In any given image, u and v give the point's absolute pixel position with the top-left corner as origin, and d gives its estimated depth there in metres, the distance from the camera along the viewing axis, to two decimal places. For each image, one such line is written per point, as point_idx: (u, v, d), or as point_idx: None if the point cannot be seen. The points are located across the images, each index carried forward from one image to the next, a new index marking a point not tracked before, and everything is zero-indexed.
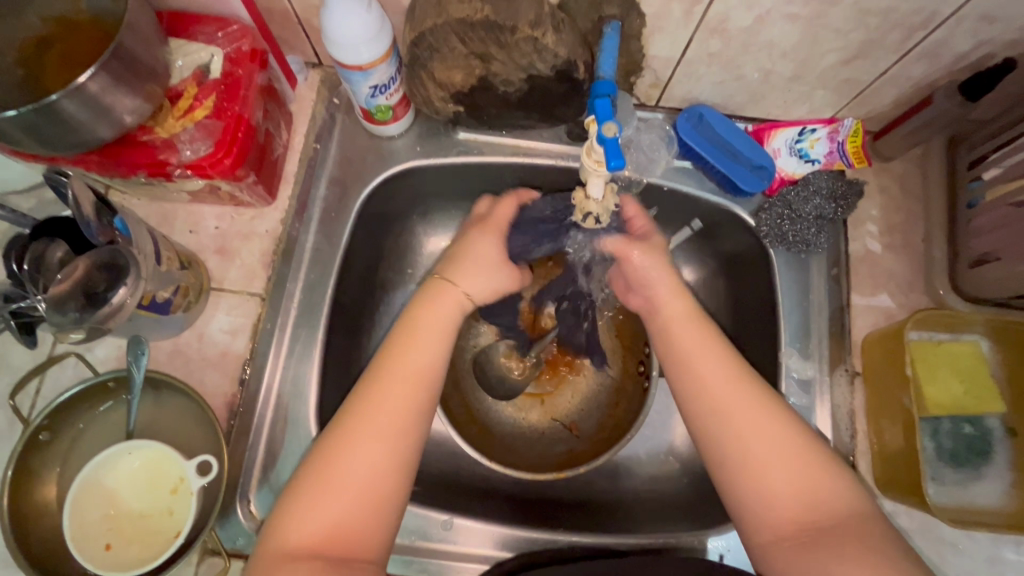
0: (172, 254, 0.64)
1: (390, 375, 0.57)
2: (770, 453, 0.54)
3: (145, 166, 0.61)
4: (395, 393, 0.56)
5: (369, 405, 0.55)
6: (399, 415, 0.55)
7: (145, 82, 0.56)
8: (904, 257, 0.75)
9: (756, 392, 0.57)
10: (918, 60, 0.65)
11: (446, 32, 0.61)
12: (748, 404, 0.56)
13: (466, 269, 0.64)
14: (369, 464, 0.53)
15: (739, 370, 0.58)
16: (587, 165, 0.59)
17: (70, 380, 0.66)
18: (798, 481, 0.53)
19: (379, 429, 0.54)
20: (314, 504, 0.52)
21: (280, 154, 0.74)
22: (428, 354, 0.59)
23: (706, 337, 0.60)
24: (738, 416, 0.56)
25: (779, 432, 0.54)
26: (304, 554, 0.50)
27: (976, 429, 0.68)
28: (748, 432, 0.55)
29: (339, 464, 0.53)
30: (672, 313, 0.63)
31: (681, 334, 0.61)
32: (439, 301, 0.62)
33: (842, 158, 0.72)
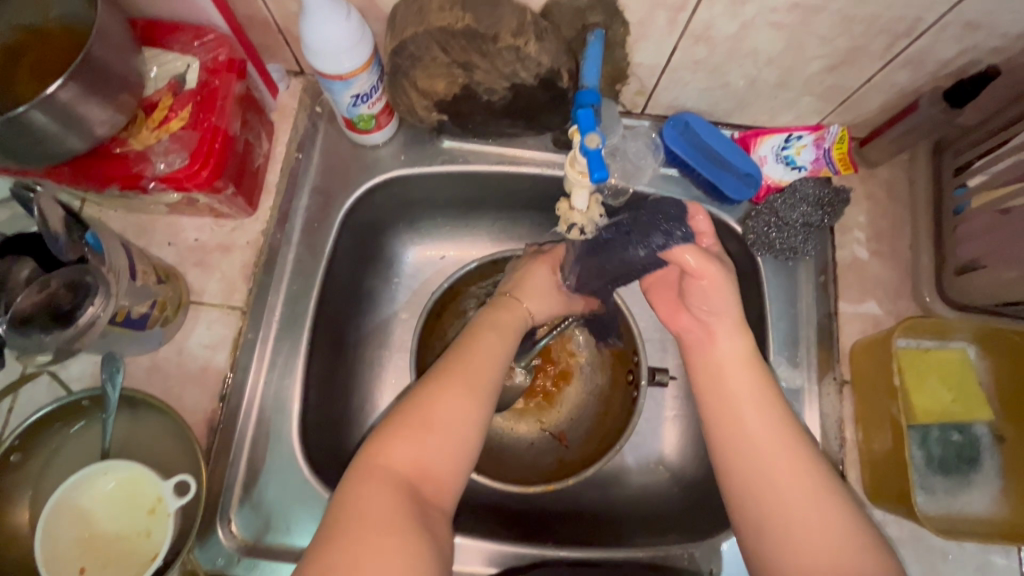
0: (148, 268, 0.63)
1: (477, 349, 0.60)
2: (793, 494, 0.53)
3: (118, 179, 0.59)
4: (483, 368, 0.59)
5: (467, 363, 0.59)
6: (487, 380, 0.58)
7: (117, 92, 0.55)
8: (891, 263, 0.75)
9: (785, 431, 0.57)
10: (902, 67, 0.65)
11: (427, 41, 0.60)
12: (777, 441, 0.56)
13: (532, 293, 0.71)
14: (461, 414, 0.56)
15: (779, 420, 0.58)
16: (571, 176, 0.62)
17: (44, 399, 0.64)
18: (817, 527, 0.51)
19: (474, 386, 0.57)
20: (412, 437, 0.53)
21: (261, 164, 0.73)
22: (501, 348, 0.62)
23: (741, 366, 0.60)
24: (774, 462, 0.55)
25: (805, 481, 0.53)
26: (395, 480, 0.51)
27: (964, 436, 0.68)
28: (775, 468, 0.54)
29: (439, 405, 0.55)
30: (724, 356, 0.61)
31: (725, 365, 0.60)
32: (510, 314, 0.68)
33: (829, 165, 0.73)
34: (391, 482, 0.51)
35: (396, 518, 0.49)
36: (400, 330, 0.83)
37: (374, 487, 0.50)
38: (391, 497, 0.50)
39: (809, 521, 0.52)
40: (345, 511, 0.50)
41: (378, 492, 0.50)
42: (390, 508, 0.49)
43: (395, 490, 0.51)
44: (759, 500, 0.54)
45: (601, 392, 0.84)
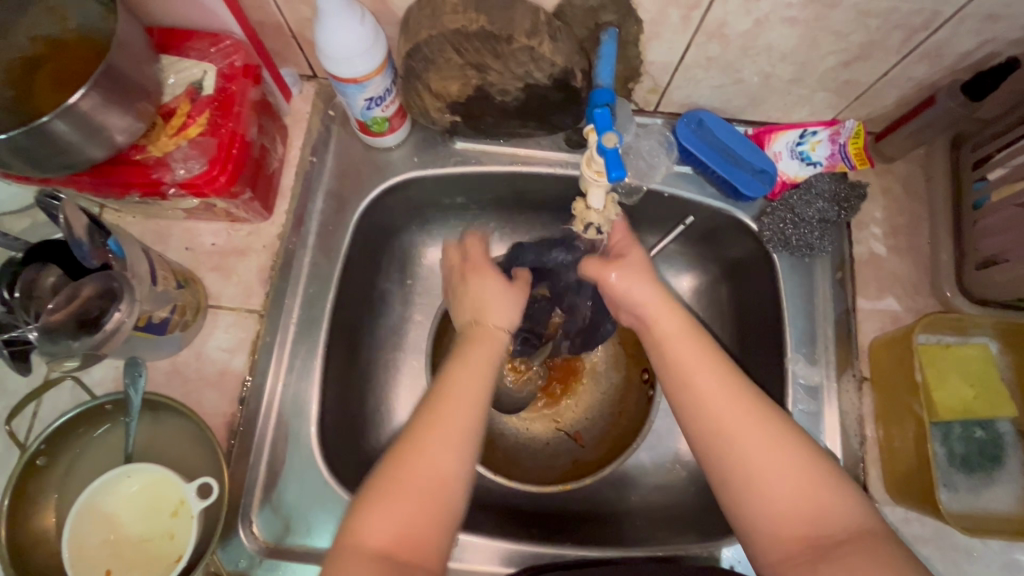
0: (167, 273, 0.63)
1: (456, 386, 0.57)
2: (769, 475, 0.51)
3: (138, 185, 0.60)
4: (461, 400, 0.57)
5: (444, 409, 0.56)
6: (465, 425, 0.56)
7: (136, 100, 0.56)
8: (909, 259, 0.74)
9: (748, 398, 0.54)
10: (920, 61, 0.64)
11: (441, 43, 0.60)
12: (738, 413, 0.53)
13: (487, 307, 0.68)
14: (439, 470, 0.53)
15: (737, 382, 0.55)
16: (588, 176, 0.61)
17: (68, 404, 0.65)
18: (800, 496, 0.50)
19: (449, 434, 0.55)
20: (385, 508, 0.51)
21: (276, 168, 0.74)
22: (481, 374, 0.59)
23: (697, 347, 0.58)
24: (738, 427, 0.53)
25: (783, 455, 0.51)
26: (372, 555, 0.49)
27: (986, 432, 0.67)
28: (745, 448, 0.52)
29: (412, 467, 0.53)
30: (667, 331, 0.60)
31: (675, 348, 0.58)
32: (485, 338, 0.63)
33: (845, 160, 0.72)
34: (369, 558, 0.49)
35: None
36: (414, 331, 0.83)
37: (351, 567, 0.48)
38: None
39: (787, 494, 0.50)
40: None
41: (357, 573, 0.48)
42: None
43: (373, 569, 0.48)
44: (737, 491, 0.51)
45: (618, 390, 0.84)
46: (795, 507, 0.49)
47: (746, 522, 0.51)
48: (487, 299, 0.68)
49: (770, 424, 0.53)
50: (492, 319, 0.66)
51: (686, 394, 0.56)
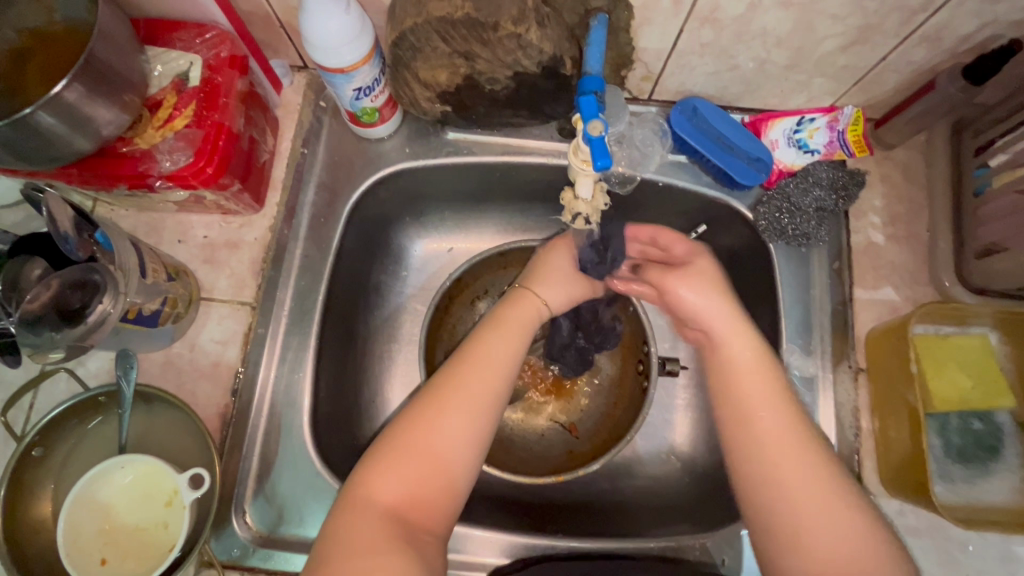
0: (158, 266, 0.64)
1: (476, 360, 0.60)
2: (823, 525, 0.52)
3: (125, 178, 0.60)
4: (480, 374, 0.59)
5: (461, 377, 0.59)
6: (484, 396, 0.58)
7: (121, 91, 0.55)
8: (907, 248, 0.73)
9: (812, 447, 0.56)
10: (919, 45, 0.63)
11: (428, 32, 0.59)
12: (794, 458, 0.55)
13: (548, 282, 0.71)
14: (452, 438, 0.56)
15: (802, 431, 0.57)
16: (575, 165, 0.61)
17: (63, 396, 0.66)
18: (847, 551, 0.51)
19: (465, 403, 0.57)
20: (398, 469, 0.54)
21: (266, 160, 0.74)
22: (508, 347, 0.63)
23: (764, 385, 0.59)
24: (793, 473, 0.54)
25: (832, 506, 0.53)
26: (382, 510, 0.52)
27: (985, 424, 0.66)
28: (794, 489, 0.54)
29: (428, 429, 0.55)
30: (737, 364, 0.61)
31: (726, 367, 0.61)
32: (520, 307, 0.68)
33: (843, 148, 0.71)
34: (376, 514, 0.52)
35: (381, 549, 0.49)
36: (409, 324, 0.83)
37: (359, 522, 0.51)
38: (374, 531, 0.50)
39: (832, 544, 0.51)
40: (332, 543, 0.50)
41: (364, 525, 0.51)
42: (374, 540, 0.50)
43: (380, 522, 0.51)
44: (781, 537, 0.53)
45: (614, 381, 0.84)
46: (847, 563, 0.50)
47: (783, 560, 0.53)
48: (541, 274, 0.72)
49: (826, 478, 0.54)
50: (543, 292, 0.70)
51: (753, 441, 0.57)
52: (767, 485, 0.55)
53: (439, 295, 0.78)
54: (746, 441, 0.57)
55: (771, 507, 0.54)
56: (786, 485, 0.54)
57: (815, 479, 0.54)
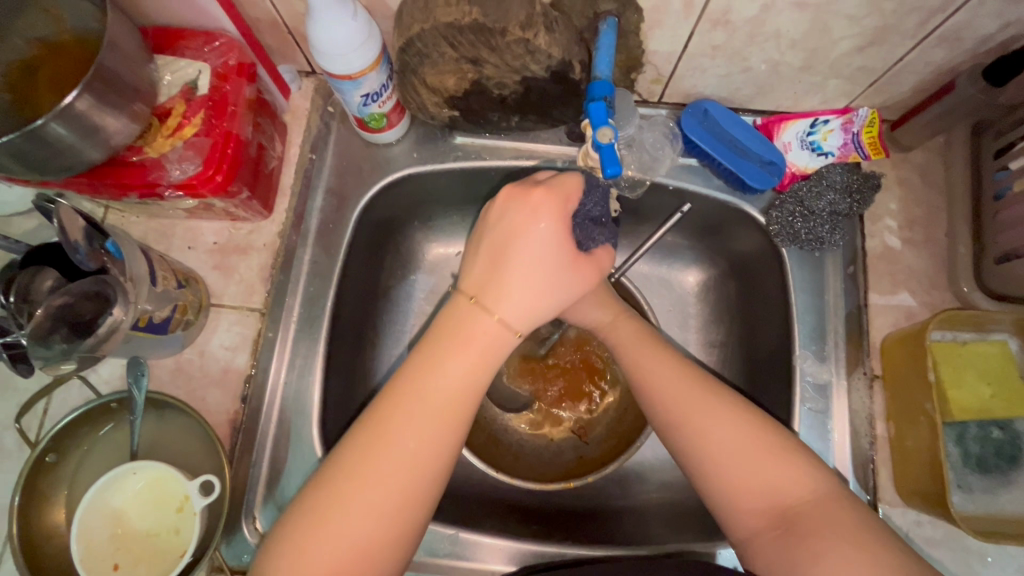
0: (168, 273, 0.64)
1: (404, 402, 0.52)
2: (745, 463, 0.54)
3: (135, 187, 0.60)
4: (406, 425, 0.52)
5: (385, 431, 0.51)
6: (413, 455, 0.51)
7: (131, 101, 0.56)
8: (925, 252, 0.71)
9: (696, 381, 0.60)
10: (938, 45, 0.61)
11: (435, 37, 0.59)
12: (684, 394, 0.59)
13: (507, 287, 0.56)
14: (377, 504, 0.50)
15: (688, 369, 0.61)
16: (586, 170, 0.63)
17: (76, 402, 0.66)
18: (762, 478, 0.53)
19: (386, 464, 0.50)
20: (314, 541, 0.48)
21: (275, 166, 0.74)
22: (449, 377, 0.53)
23: (653, 348, 0.64)
24: (695, 412, 0.58)
25: (725, 417, 0.57)
26: None
27: (1005, 433, 0.64)
28: (707, 429, 0.56)
29: (347, 497, 0.49)
30: (623, 341, 0.66)
31: (630, 351, 0.65)
32: (467, 326, 0.55)
33: (858, 150, 0.69)
34: None
35: None
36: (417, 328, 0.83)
37: None
38: None
39: (748, 475, 0.54)
40: None
41: None
42: None
43: None
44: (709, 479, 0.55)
45: (624, 388, 0.83)
46: (756, 475, 0.54)
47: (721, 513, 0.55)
48: (505, 273, 0.56)
49: (733, 410, 0.57)
50: (501, 299, 0.56)
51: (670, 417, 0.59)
52: (695, 451, 0.56)
53: None
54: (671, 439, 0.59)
55: (696, 461, 0.56)
56: (709, 441, 0.56)
57: (723, 413, 0.57)
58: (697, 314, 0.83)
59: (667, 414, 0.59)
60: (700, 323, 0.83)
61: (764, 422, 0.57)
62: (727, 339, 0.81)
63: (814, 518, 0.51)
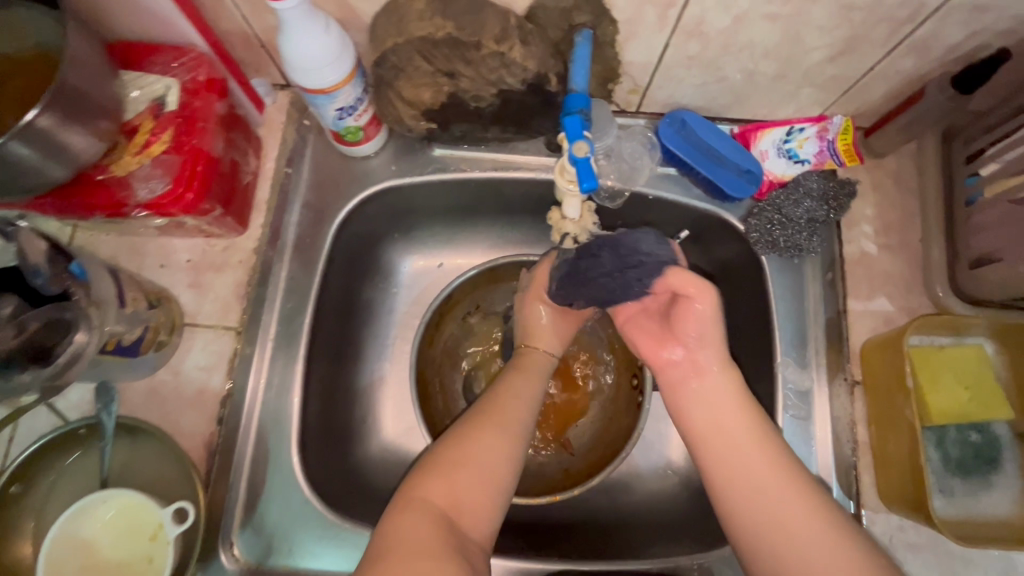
0: (137, 294, 0.62)
1: (514, 385, 0.66)
2: (815, 537, 0.52)
3: (101, 207, 0.59)
4: (517, 402, 0.64)
5: (502, 399, 0.64)
6: (521, 420, 0.63)
7: (96, 119, 0.54)
8: (900, 257, 0.72)
9: (778, 463, 0.56)
10: (907, 55, 0.62)
11: (410, 51, 0.58)
12: (764, 468, 0.56)
13: (546, 334, 0.72)
14: (495, 455, 0.59)
15: (773, 449, 0.57)
16: (561, 185, 0.61)
17: (44, 428, 0.64)
18: None
19: (508, 418, 0.62)
20: (451, 471, 0.57)
21: (249, 181, 0.72)
22: (529, 387, 0.67)
23: (733, 401, 0.61)
24: (776, 502, 0.54)
25: (806, 513, 0.53)
26: (434, 509, 0.54)
27: (983, 436, 0.65)
28: (786, 522, 0.53)
29: (477, 433, 0.60)
30: (706, 388, 0.62)
31: (709, 401, 0.61)
32: (529, 358, 0.70)
33: (834, 157, 0.71)
34: (426, 514, 0.54)
35: (433, 539, 0.51)
36: (399, 341, 0.82)
37: (411, 518, 0.53)
38: (425, 528, 0.52)
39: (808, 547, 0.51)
40: (382, 539, 0.52)
41: (414, 522, 0.53)
42: (425, 533, 0.52)
43: (431, 522, 0.53)
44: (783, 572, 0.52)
45: (609, 397, 0.82)
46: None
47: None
48: (548, 324, 0.72)
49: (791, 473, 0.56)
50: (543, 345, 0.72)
51: (736, 466, 0.57)
52: (774, 534, 0.53)
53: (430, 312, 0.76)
54: (725, 496, 0.56)
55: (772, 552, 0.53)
56: (788, 530, 0.53)
57: (779, 470, 0.56)
58: None
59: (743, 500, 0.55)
60: None
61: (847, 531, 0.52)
62: None
63: None
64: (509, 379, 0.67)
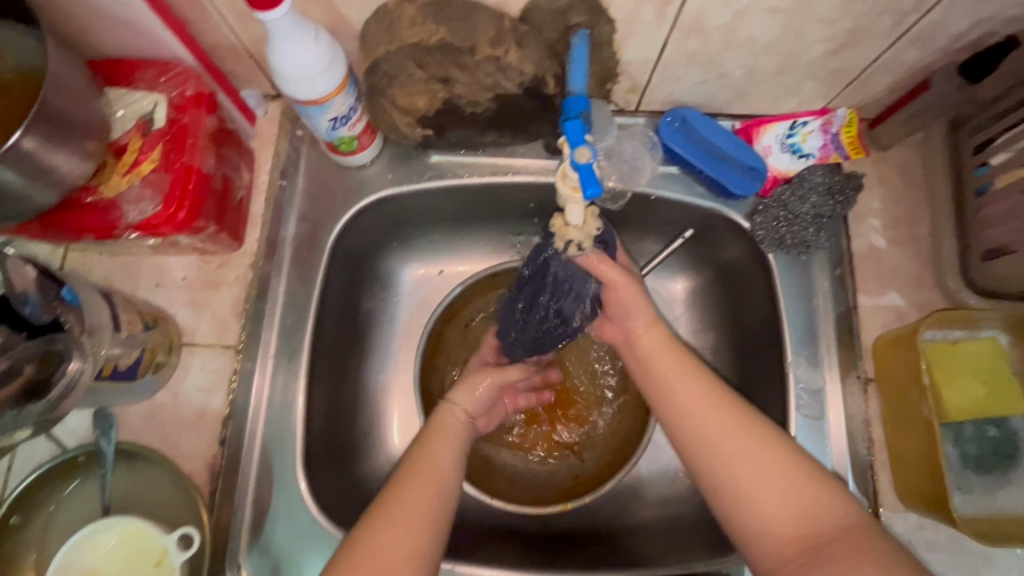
0: (132, 317, 0.61)
1: (420, 467, 0.60)
2: (761, 467, 0.55)
3: (92, 230, 0.57)
4: (421, 490, 0.58)
5: (404, 491, 0.57)
6: (428, 509, 0.57)
7: (82, 140, 0.53)
8: (910, 251, 0.71)
9: (722, 401, 0.59)
10: (912, 44, 0.60)
11: (402, 58, 0.58)
12: (706, 409, 0.59)
13: (467, 390, 0.68)
14: (394, 564, 0.53)
15: (716, 390, 0.60)
16: (563, 192, 0.56)
17: (41, 457, 0.63)
18: (787, 507, 0.53)
19: (409, 517, 0.55)
20: None
21: (243, 196, 0.71)
22: (445, 460, 0.61)
23: (669, 356, 0.63)
24: (722, 440, 0.57)
25: (755, 443, 0.56)
26: None
27: (1001, 431, 0.63)
28: (734, 456, 0.56)
29: (373, 540, 0.54)
30: (647, 350, 0.65)
31: (654, 363, 0.64)
32: (444, 423, 0.65)
33: (838, 150, 0.69)
34: None
35: None
36: (402, 352, 0.80)
37: None
38: None
39: (786, 506, 0.53)
40: None
41: None
42: None
43: None
44: (727, 505, 0.56)
45: (615, 401, 0.81)
46: (783, 504, 0.53)
47: (748, 535, 0.54)
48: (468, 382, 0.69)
49: (770, 441, 0.56)
50: (460, 402, 0.67)
51: (683, 414, 0.60)
52: (724, 470, 0.56)
53: (438, 315, 0.76)
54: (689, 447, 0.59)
55: (723, 487, 0.56)
56: (742, 470, 0.55)
57: (730, 414, 0.58)
58: (686, 320, 0.82)
59: (688, 437, 0.59)
60: (691, 328, 0.81)
61: (794, 452, 0.56)
62: (719, 348, 0.79)
63: (838, 546, 0.51)
64: (418, 459, 0.60)
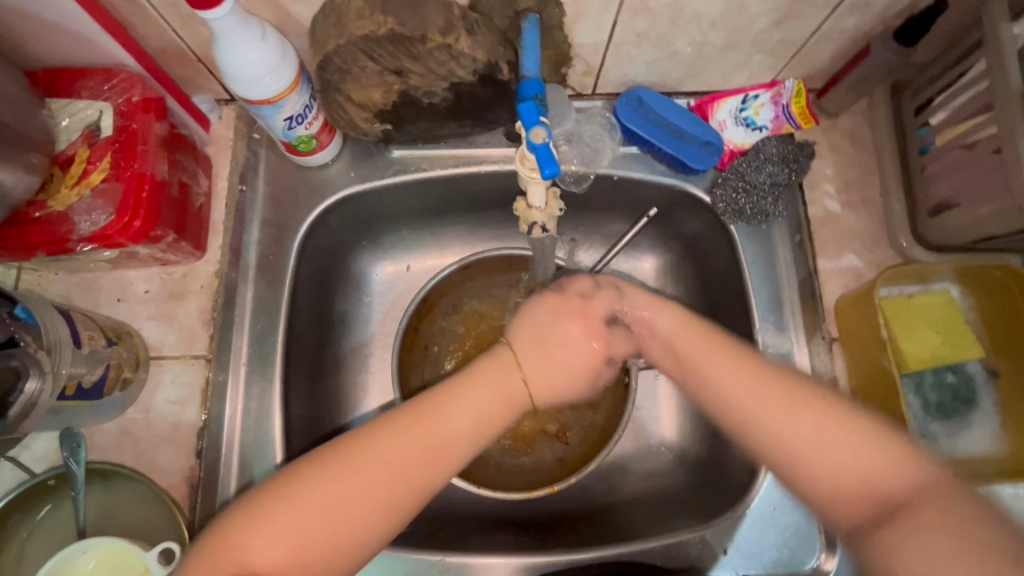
0: (94, 332, 0.59)
1: (443, 398, 0.54)
2: (816, 434, 0.49)
3: (43, 245, 0.55)
4: (425, 431, 0.51)
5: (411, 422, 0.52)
6: (428, 444, 0.51)
7: (24, 152, 0.51)
8: (864, 213, 0.73)
9: (766, 379, 0.53)
10: (850, 13, 0.63)
11: (353, 51, 0.56)
12: (749, 387, 0.53)
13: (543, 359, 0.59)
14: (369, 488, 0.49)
15: (760, 368, 0.54)
16: (524, 174, 0.60)
17: (10, 484, 0.61)
18: (843, 469, 0.48)
19: (399, 454, 0.50)
20: (291, 511, 0.47)
21: (202, 203, 0.69)
22: (475, 392, 0.55)
23: (702, 338, 0.58)
24: (767, 413, 0.51)
25: (804, 407, 0.51)
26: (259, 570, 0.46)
27: (957, 377, 0.66)
28: (779, 429, 0.51)
29: (354, 462, 0.49)
30: (667, 329, 0.60)
31: (690, 349, 0.58)
32: (496, 364, 0.57)
33: (790, 121, 0.71)
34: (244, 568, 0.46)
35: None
36: (380, 351, 0.80)
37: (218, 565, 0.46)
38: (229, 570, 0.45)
39: (847, 471, 0.48)
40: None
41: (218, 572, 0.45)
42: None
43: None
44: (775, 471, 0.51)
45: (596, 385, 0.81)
46: (843, 470, 0.48)
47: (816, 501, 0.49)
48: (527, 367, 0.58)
49: (836, 409, 0.50)
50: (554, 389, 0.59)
51: (718, 395, 0.54)
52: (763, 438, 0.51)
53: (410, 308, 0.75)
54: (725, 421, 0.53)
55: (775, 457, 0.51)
56: (792, 443, 0.50)
57: (782, 395, 0.52)
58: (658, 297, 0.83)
59: (721, 409, 0.54)
60: None
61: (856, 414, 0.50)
62: None
63: (904, 507, 0.45)
64: (440, 400, 0.54)
